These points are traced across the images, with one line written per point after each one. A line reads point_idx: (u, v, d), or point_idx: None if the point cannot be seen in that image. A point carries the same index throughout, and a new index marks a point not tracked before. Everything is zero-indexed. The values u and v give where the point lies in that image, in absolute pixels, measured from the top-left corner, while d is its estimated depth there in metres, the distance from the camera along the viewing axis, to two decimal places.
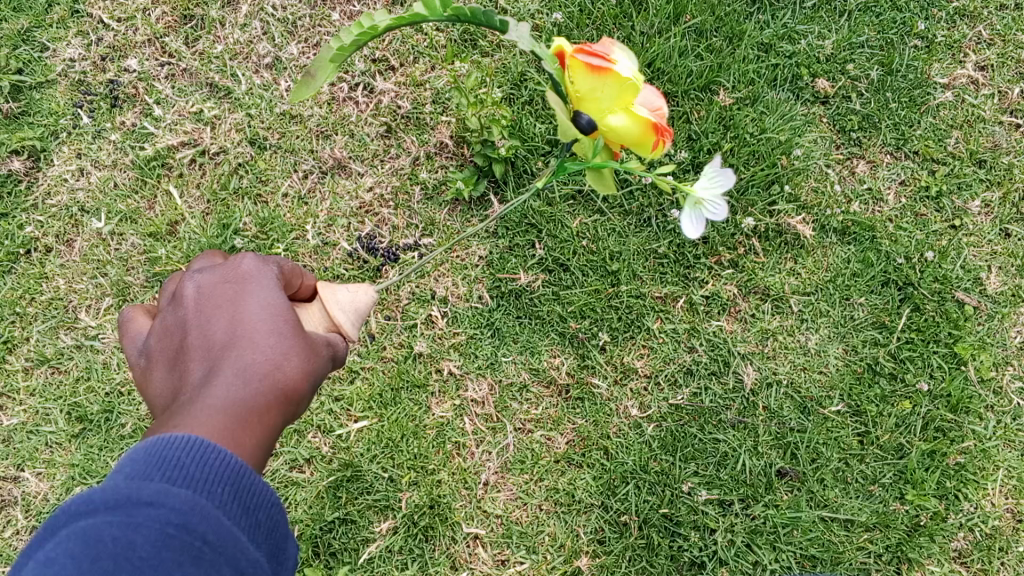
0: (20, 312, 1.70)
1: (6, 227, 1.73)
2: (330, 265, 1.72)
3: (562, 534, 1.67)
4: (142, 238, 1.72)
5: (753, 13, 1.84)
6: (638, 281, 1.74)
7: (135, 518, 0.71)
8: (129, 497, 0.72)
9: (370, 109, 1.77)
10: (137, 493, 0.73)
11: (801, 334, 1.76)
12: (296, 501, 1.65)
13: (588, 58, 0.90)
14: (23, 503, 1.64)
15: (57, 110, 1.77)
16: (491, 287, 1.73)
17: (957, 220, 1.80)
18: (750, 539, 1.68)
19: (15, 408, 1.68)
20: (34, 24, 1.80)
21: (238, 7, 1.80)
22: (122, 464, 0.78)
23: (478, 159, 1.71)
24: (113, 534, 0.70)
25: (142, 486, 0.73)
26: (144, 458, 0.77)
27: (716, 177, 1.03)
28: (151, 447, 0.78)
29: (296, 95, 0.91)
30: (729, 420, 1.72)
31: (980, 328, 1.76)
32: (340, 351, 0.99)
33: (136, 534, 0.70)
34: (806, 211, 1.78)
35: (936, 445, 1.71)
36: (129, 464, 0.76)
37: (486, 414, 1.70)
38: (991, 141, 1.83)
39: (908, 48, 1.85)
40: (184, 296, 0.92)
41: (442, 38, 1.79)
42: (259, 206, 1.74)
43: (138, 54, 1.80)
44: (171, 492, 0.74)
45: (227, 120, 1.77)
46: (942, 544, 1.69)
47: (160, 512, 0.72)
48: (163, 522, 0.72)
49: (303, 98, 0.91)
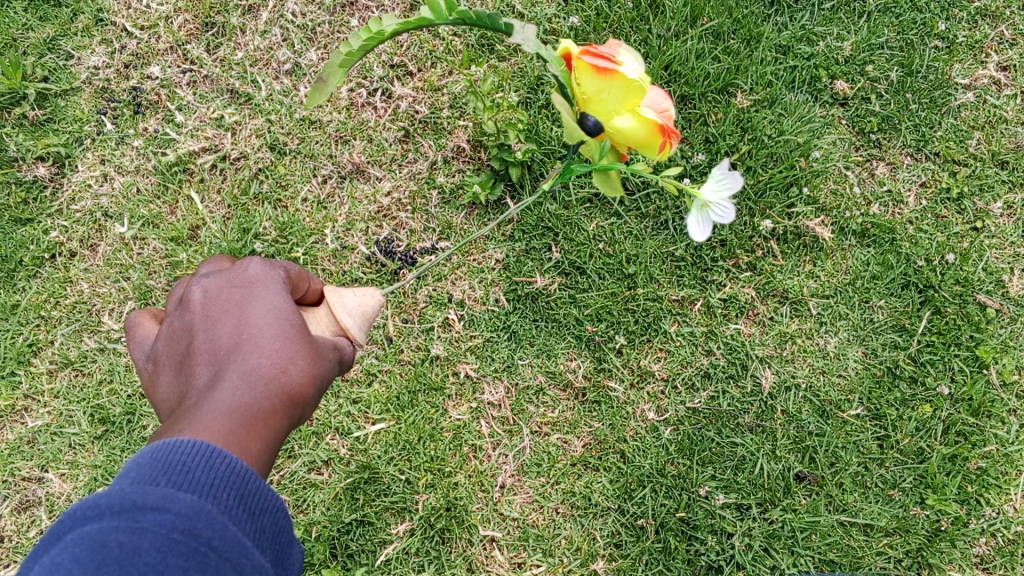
0: (45, 315, 1.73)
1: (32, 233, 1.76)
2: (348, 268, 1.74)
3: (578, 537, 1.67)
4: (164, 243, 1.75)
5: (771, 15, 1.83)
6: (655, 284, 1.73)
7: (140, 523, 0.72)
8: (134, 502, 0.73)
9: (388, 114, 1.79)
10: (142, 498, 0.74)
11: (820, 337, 1.75)
12: (314, 502, 1.67)
13: (594, 60, 0.90)
14: (47, 503, 1.67)
15: (81, 118, 1.80)
16: (508, 290, 1.74)
17: (979, 222, 1.78)
18: (767, 543, 1.67)
19: (40, 410, 1.71)
20: (59, 32, 1.83)
21: (258, 14, 1.83)
22: (127, 468, 0.79)
23: (495, 163, 1.72)
24: (119, 539, 0.70)
25: (148, 492, 0.75)
26: (150, 462, 0.78)
27: (723, 179, 1.03)
28: (157, 452, 0.79)
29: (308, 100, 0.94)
30: (747, 423, 1.71)
31: (1002, 330, 1.74)
32: (347, 355, 1.00)
33: (142, 539, 0.71)
34: (825, 214, 1.77)
35: (957, 449, 1.70)
36: (134, 469, 0.78)
37: (503, 417, 1.70)
38: (1014, 142, 1.81)
39: (929, 49, 1.83)
40: (190, 300, 0.94)
41: (459, 43, 1.80)
42: (279, 210, 1.76)
43: (160, 61, 1.83)
44: (177, 497, 0.75)
45: (248, 126, 1.79)
46: (963, 549, 1.67)
47: (165, 517, 0.73)
48: (168, 527, 0.73)
49: (316, 104, 0.94)
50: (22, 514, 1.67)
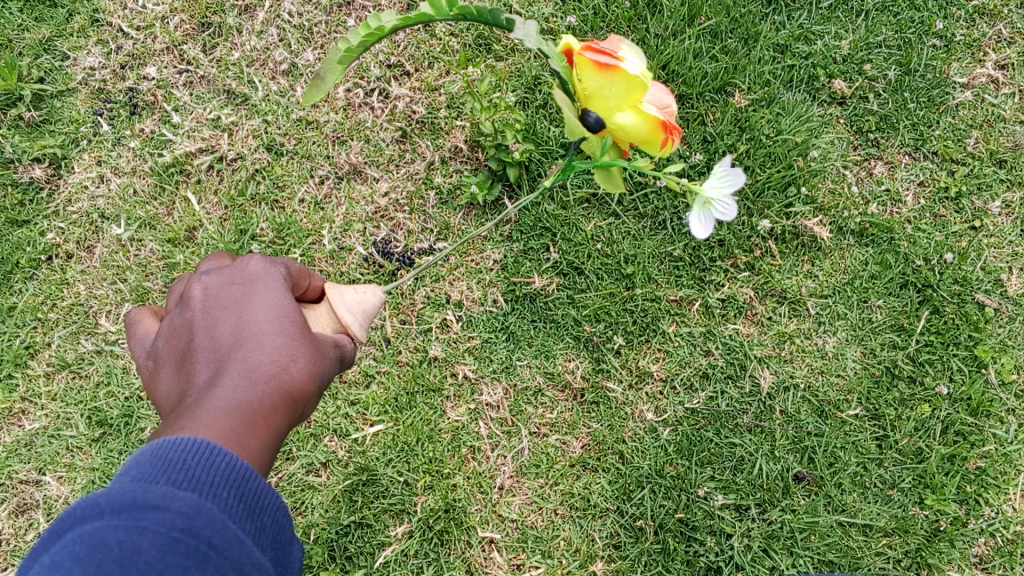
0: (42, 317, 1.73)
1: (28, 234, 1.76)
2: (346, 269, 1.73)
3: (577, 538, 1.67)
4: (161, 244, 1.74)
5: (769, 14, 1.83)
6: (653, 284, 1.73)
7: (140, 522, 0.72)
8: (134, 501, 0.73)
9: (385, 115, 1.78)
10: (142, 497, 0.73)
11: (819, 337, 1.74)
12: (312, 504, 1.67)
13: (596, 56, 0.89)
14: (45, 506, 1.66)
15: (77, 118, 1.80)
16: (506, 291, 1.73)
17: (978, 221, 1.78)
18: (767, 544, 1.67)
19: (37, 412, 1.70)
20: (55, 33, 1.82)
21: (255, 14, 1.82)
22: (127, 467, 0.79)
23: (493, 164, 1.71)
24: (119, 538, 0.70)
25: (149, 490, 0.74)
26: (150, 460, 0.78)
27: (725, 176, 1.03)
28: (157, 451, 0.79)
29: (307, 97, 0.93)
30: (746, 423, 1.71)
31: (1001, 330, 1.74)
32: (347, 352, 1.00)
33: (142, 538, 0.71)
34: (823, 213, 1.77)
35: (956, 449, 1.70)
36: (134, 467, 0.78)
37: (501, 418, 1.70)
38: (1012, 140, 1.81)
39: (927, 48, 1.83)
40: (190, 297, 0.94)
41: (456, 43, 1.79)
42: (276, 211, 1.75)
43: (157, 62, 1.82)
44: (177, 496, 0.75)
45: (245, 127, 1.79)
46: (962, 549, 1.67)
47: (166, 516, 0.73)
48: (168, 526, 0.72)
49: (314, 101, 0.93)
50: (20, 517, 1.67)
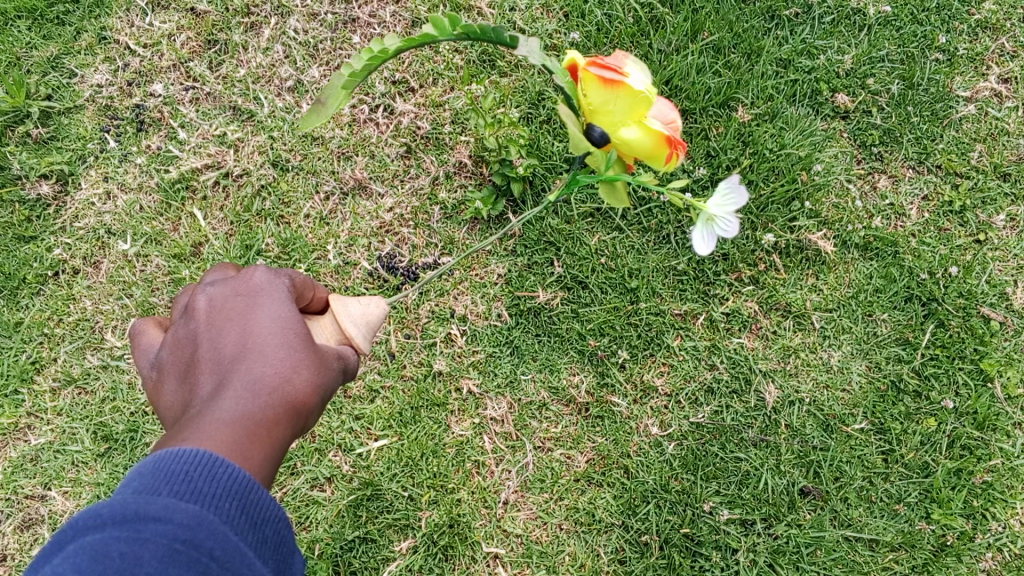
0: (49, 333, 1.74)
1: (35, 250, 1.77)
2: (351, 284, 1.74)
3: (582, 554, 1.66)
4: (167, 259, 1.75)
5: (772, 29, 1.84)
6: (658, 298, 1.73)
7: (142, 534, 0.71)
8: (136, 512, 0.73)
9: (390, 130, 1.79)
10: (145, 508, 0.73)
11: (823, 351, 1.74)
12: (317, 520, 1.66)
13: (600, 71, 0.90)
14: (50, 522, 1.66)
15: (85, 135, 1.81)
16: (510, 305, 1.74)
17: (982, 234, 1.78)
18: (773, 558, 1.67)
19: (43, 427, 1.70)
20: (63, 51, 1.84)
21: (261, 31, 1.84)
22: (130, 478, 0.79)
23: (497, 179, 1.72)
24: (121, 550, 0.70)
25: (150, 502, 0.74)
26: (153, 472, 0.78)
27: (729, 194, 1.03)
28: (159, 461, 0.79)
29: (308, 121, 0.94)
30: (751, 438, 1.70)
31: (1006, 343, 1.73)
32: (351, 364, 1.01)
33: (144, 550, 0.70)
34: (827, 227, 1.77)
35: (962, 464, 1.69)
36: (137, 478, 0.77)
37: (506, 433, 1.70)
38: (1016, 154, 1.81)
39: (930, 62, 1.83)
40: (196, 308, 0.94)
41: (460, 59, 1.81)
42: (281, 226, 1.76)
43: (163, 78, 1.84)
44: (179, 507, 0.75)
45: (250, 143, 1.80)
46: (970, 564, 1.65)
47: (168, 528, 0.73)
48: (170, 537, 0.72)
49: (314, 126, 0.94)
50: (26, 532, 1.67)
